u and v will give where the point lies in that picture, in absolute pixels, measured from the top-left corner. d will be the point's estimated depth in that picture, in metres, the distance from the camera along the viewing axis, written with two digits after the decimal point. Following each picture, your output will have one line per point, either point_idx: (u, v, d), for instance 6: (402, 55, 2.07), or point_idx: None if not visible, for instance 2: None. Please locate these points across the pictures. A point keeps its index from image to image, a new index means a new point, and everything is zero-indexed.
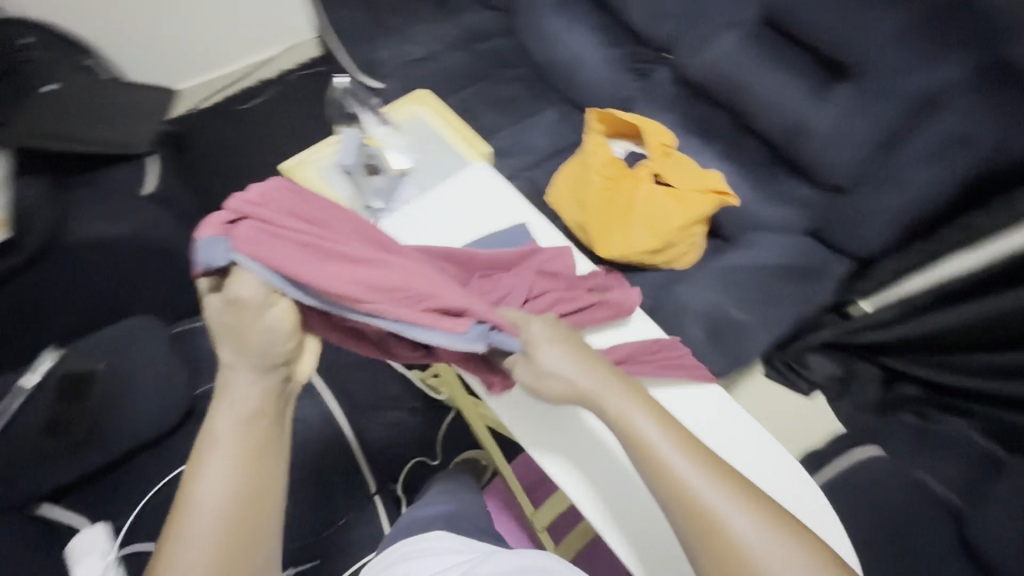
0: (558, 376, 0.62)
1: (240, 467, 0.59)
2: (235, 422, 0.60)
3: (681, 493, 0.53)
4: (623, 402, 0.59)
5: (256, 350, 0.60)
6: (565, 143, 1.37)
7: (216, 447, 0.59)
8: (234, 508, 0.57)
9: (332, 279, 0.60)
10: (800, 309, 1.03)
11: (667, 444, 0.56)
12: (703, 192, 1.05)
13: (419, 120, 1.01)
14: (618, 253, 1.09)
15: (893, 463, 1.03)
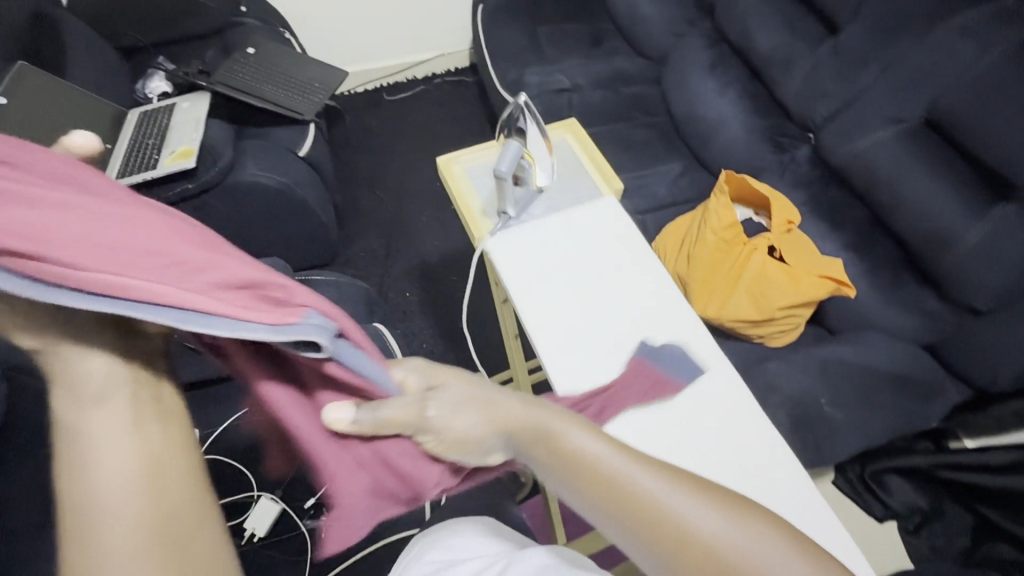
0: (459, 415, 0.51)
1: (132, 443, 0.39)
2: (82, 402, 0.39)
3: (636, 510, 0.46)
4: (556, 418, 0.51)
5: (70, 324, 0.41)
6: (683, 197, 1.38)
7: (73, 465, 0.38)
8: (146, 497, 0.38)
9: (113, 253, 0.38)
10: (900, 423, 0.97)
11: (616, 458, 0.49)
12: (820, 277, 1.02)
13: (566, 149, 1.08)
14: (714, 315, 1.09)
15: None
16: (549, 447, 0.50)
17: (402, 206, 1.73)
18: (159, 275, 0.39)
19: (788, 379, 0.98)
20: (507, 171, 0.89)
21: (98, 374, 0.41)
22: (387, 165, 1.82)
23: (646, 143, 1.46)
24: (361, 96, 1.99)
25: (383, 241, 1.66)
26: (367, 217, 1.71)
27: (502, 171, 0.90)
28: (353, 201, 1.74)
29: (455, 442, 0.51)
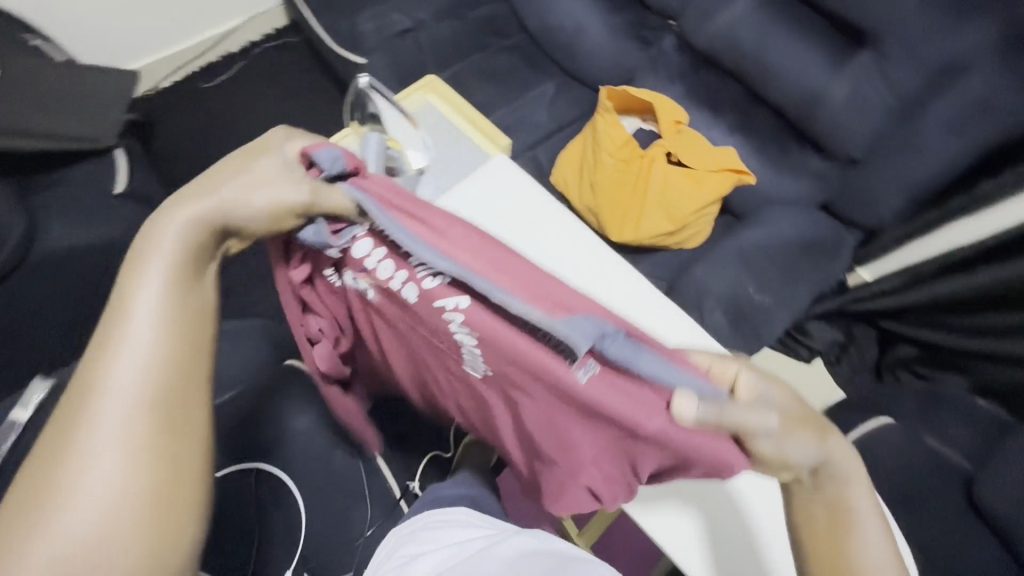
0: (785, 438, 0.47)
1: (168, 320, 0.44)
2: (164, 267, 0.45)
3: (848, 551, 0.49)
4: (851, 480, 0.51)
5: (235, 199, 0.48)
6: (566, 119, 1.31)
7: (113, 339, 0.42)
8: (158, 376, 0.42)
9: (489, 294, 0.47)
10: (816, 285, 1.03)
11: (871, 531, 0.50)
12: (719, 169, 1.02)
13: (433, 112, 0.95)
14: (631, 237, 1.06)
15: (903, 430, 1.07)
16: (841, 500, 0.50)
17: None
18: (483, 264, 0.49)
19: (716, 278, 1.00)
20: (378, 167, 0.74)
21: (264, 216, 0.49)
22: None
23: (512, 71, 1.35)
24: (171, 93, 1.65)
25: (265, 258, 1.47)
26: None
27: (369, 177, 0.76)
28: None
29: (778, 460, 0.48)
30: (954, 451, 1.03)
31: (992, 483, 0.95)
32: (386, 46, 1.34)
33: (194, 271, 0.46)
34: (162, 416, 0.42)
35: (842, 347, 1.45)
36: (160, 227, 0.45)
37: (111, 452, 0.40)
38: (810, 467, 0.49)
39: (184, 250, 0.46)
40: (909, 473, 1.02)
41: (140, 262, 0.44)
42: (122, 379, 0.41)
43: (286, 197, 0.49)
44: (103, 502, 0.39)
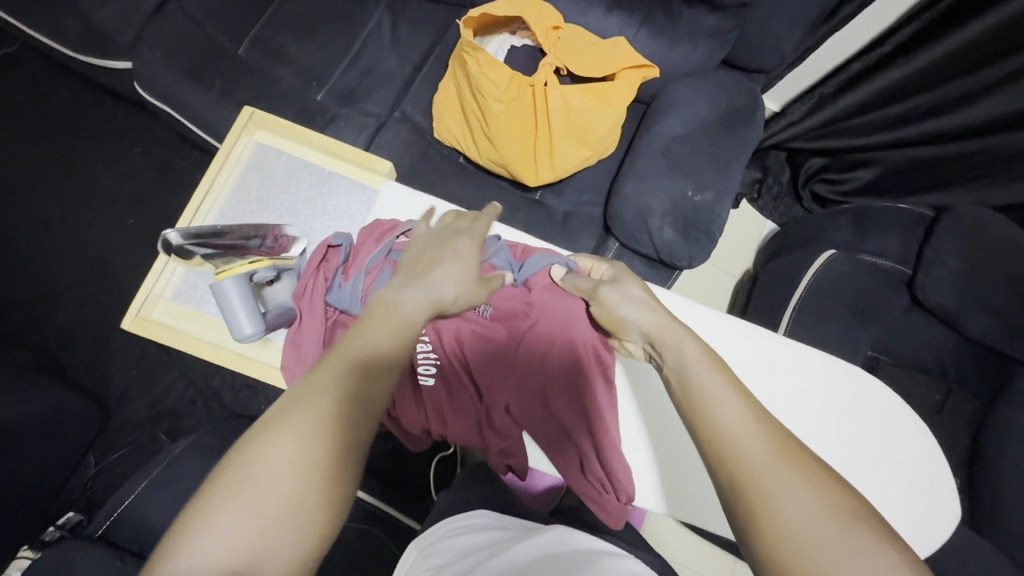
0: (630, 307, 0.63)
1: (372, 371, 0.49)
2: (389, 336, 0.53)
3: (691, 416, 0.52)
4: (704, 367, 0.54)
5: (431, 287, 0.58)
6: (418, 55, 1.07)
7: (339, 363, 0.49)
8: (345, 413, 0.46)
9: None
10: (745, 154, 0.97)
11: (719, 388, 0.52)
12: (620, 70, 0.88)
13: (282, 157, 0.80)
14: (552, 179, 0.93)
15: (846, 256, 1.12)
16: (679, 359, 0.56)
17: (123, 289, 1.23)
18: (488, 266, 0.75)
19: (652, 194, 0.93)
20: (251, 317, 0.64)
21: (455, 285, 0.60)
22: (52, 256, 1.24)
23: (326, 18, 1.06)
24: None
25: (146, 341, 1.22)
26: (98, 337, 1.21)
27: (260, 332, 0.65)
28: (58, 334, 1.20)
29: (611, 317, 0.65)
30: (890, 259, 1.12)
31: (932, 276, 1.05)
32: (146, 39, 0.99)
33: (407, 350, 0.53)
34: (336, 465, 0.44)
35: (761, 182, 1.51)
36: (377, 306, 0.55)
37: (287, 479, 0.42)
38: (640, 329, 0.62)
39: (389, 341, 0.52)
40: (863, 293, 1.10)
41: (372, 323, 0.53)
42: (320, 410, 0.45)
43: (466, 294, 0.61)
44: (267, 516, 0.41)
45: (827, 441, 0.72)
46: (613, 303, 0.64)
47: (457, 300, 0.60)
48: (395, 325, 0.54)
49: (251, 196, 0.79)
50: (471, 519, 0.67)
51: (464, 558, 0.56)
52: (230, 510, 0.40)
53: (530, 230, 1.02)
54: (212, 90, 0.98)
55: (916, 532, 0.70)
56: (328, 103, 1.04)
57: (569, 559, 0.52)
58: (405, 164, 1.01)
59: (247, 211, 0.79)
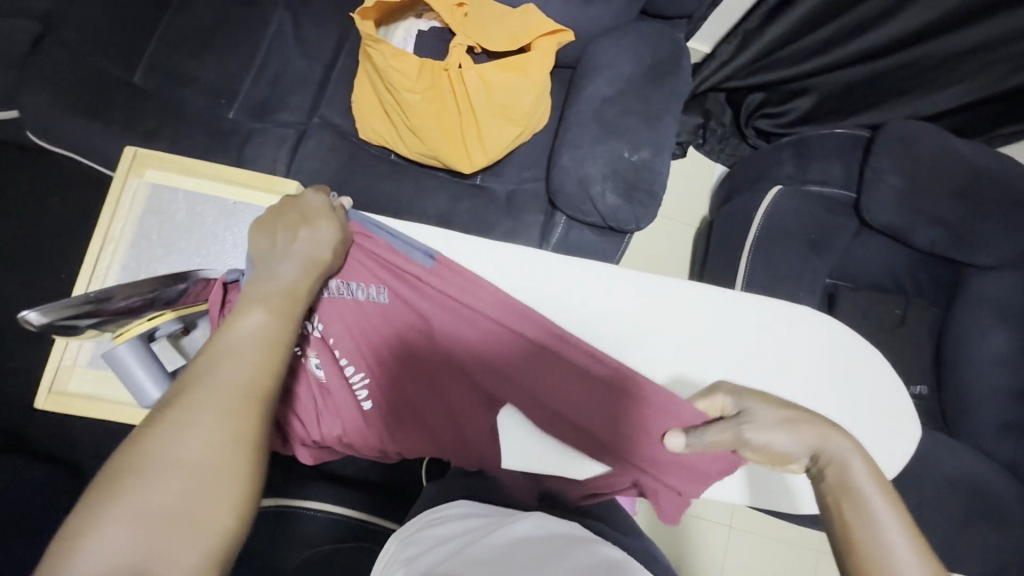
0: (782, 437, 0.54)
1: (259, 348, 0.47)
2: (269, 314, 0.49)
3: (846, 529, 0.48)
4: (877, 496, 0.48)
5: (305, 254, 0.55)
6: (327, 53, 1.02)
7: (219, 348, 0.46)
8: (235, 394, 0.43)
9: (382, 272, 0.64)
10: (677, 105, 0.96)
11: (887, 514, 0.47)
12: (534, 39, 0.84)
13: (179, 194, 0.76)
14: (482, 161, 0.89)
15: (793, 189, 1.12)
16: (842, 480, 0.50)
17: None
18: (386, 264, 0.63)
19: (590, 161, 0.90)
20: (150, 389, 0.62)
21: (327, 247, 0.56)
22: None
23: (223, 30, 1.00)
24: None
25: None
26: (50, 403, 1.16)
27: (167, 394, 0.63)
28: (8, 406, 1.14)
29: (772, 457, 0.55)
30: (835, 186, 1.12)
31: (877, 198, 1.06)
32: (27, 81, 0.91)
33: (292, 324, 0.50)
34: (228, 452, 0.41)
35: (704, 127, 1.49)
36: (246, 291, 0.51)
37: (179, 471, 0.39)
38: (802, 451, 0.54)
39: (270, 320, 0.49)
40: (814, 222, 1.11)
41: (249, 304, 0.50)
42: (205, 397, 0.42)
43: (337, 252, 0.58)
44: (167, 510, 0.37)
45: (794, 382, 0.73)
46: (762, 440, 0.54)
47: (334, 256, 0.57)
48: (273, 300, 0.51)
49: (153, 240, 0.74)
50: (448, 508, 0.64)
51: (442, 549, 0.53)
52: (115, 517, 0.36)
53: (474, 217, 0.99)
54: (112, 125, 0.91)
55: (884, 453, 0.73)
56: (242, 119, 0.99)
57: (551, 545, 0.51)
58: (332, 169, 0.97)
59: (150, 257, 0.74)
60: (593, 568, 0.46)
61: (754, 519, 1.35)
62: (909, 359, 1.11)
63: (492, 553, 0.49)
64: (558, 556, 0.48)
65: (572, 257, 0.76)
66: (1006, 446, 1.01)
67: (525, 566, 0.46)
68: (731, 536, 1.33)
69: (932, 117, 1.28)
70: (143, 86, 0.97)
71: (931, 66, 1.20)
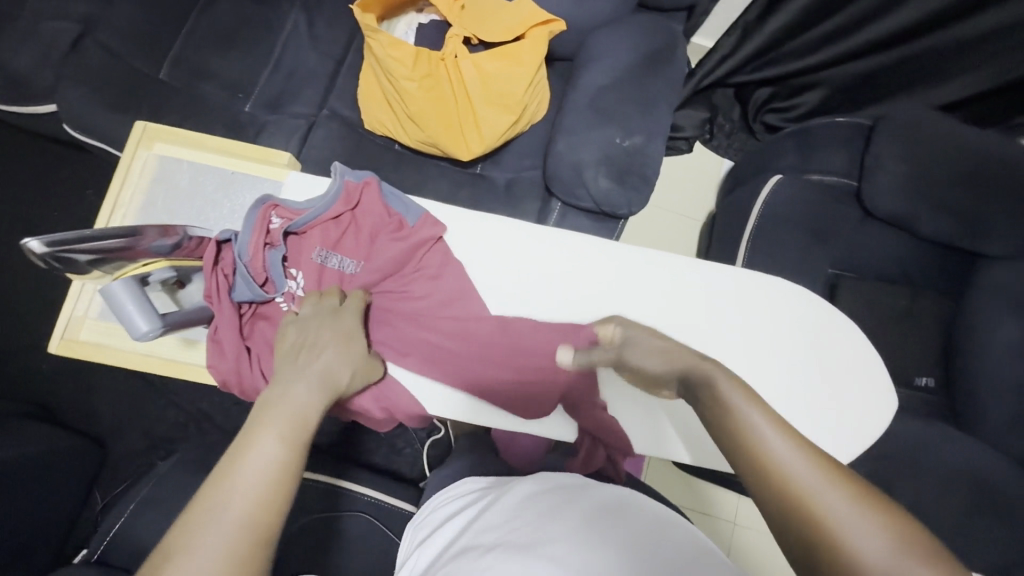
0: (654, 360, 0.61)
1: (269, 477, 0.46)
2: (284, 435, 0.49)
3: (742, 453, 0.46)
4: (742, 415, 0.47)
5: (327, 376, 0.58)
6: (338, 49, 1.08)
7: (230, 471, 0.45)
8: (239, 528, 0.42)
9: (375, 238, 0.75)
10: (672, 93, 0.97)
11: (762, 424, 0.46)
12: (528, 30, 0.87)
13: (184, 165, 0.82)
14: (480, 148, 0.92)
15: (793, 178, 1.12)
16: (711, 395, 0.52)
17: None
18: (383, 228, 0.75)
19: (583, 147, 0.93)
20: (145, 321, 0.61)
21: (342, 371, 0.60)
22: (23, 306, 1.25)
23: (242, 30, 1.07)
24: None
25: (126, 373, 1.24)
26: (79, 379, 1.23)
27: (157, 328, 0.62)
28: (44, 381, 1.23)
29: (647, 377, 0.63)
30: (837, 174, 1.11)
31: (877, 185, 1.05)
32: (65, 79, 1.00)
33: (302, 450, 0.49)
34: (263, 521, 0.44)
35: (711, 122, 1.49)
36: (264, 413, 0.51)
37: None
38: (671, 377, 0.59)
39: (282, 449, 0.48)
40: (815, 211, 1.10)
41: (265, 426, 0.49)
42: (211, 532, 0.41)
43: (351, 372, 0.61)
44: None
45: (773, 354, 0.76)
46: (632, 358, 0.65)
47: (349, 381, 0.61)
48: (291, 423, 0.50)
49: (159, 207, 0.80)
50: (459, 486, 0.70)
51: (464, 516, 0.61)
52: None
53: (474, 203, 1.03)
54: (140, 115, 0.99)
55: (863, 425, 0.74)
56: (256, 112, 1.05)
57: (551, 502, 0.57)
58: (338, 158, 1.01)
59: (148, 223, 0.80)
60: (608, 499, 0.57)
61: (760, 517, 1.32)
62: (916, 350, 1.09)
63: (497, 516, 0.57)
64: (575, 494, 0.58)
65: (560, 233, 0.80)
66: (1015, 439, 0.98)
67: (546, 510, 0.55)
68: (736, 532, 1.31)
69: (947, 108, 1.25)
70: (168, 81, 1.05)
71: (941, 55, 1.19)
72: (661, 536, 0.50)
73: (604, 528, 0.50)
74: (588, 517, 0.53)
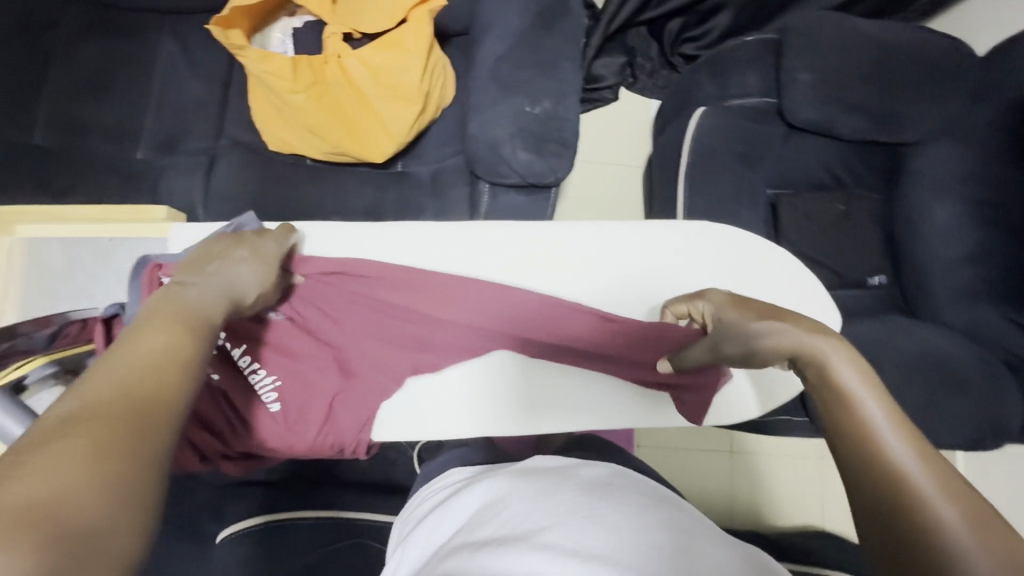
0: (762, 332, 0.58)
1: (152, 356, 0.40)
2: (166, 326, 0.44)
3: (843, 425, 0.47)
4: (850, 380, 0.49)
5: (231, 285, 0.55)
6: (220, 72, 1.01)
7: (117, 355, 0.40)
8: (130, 394, 0.37)
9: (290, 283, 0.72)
10: (575, 48, 0.93)
11: (868, 401, 0.47)
12: (408, 12, 0.82)
13: (52, 241, 0.77)
14: (394, 147, 0.87)
15: (716, 107, 1.10)
16: (819, 370, 0.52)
17: None
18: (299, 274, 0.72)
19: (495, 123, 0.89)
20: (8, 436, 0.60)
21: (245, 274, 0.58)
22: None
23: (114, 72, 0.99)
24: None
25: None
26: None
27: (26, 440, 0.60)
28: None
29: (749, 359, 0.61)
30: (755, 95, 1.10)
31: (796, 97, 1.04)
32: None
33: (201, 334, 0.45)
34: (156, 384, 0.38)
35: (631, 65, 1.45)
36: (156, 306, 0.46)
37: (63, 472, 0.31)
38: (779, 356, 0.57)
39: (166, 332, 0.43)
40: (743, 135, 1.09)
41: (145, 321, 0.44)
42: (96, 402, 0.35)
43: (261, 282, 0.59)
44: (37, 516, 0.28)
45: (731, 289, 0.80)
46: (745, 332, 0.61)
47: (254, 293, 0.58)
48: (177, 312, 0.46)
49: (37, 293, 0.76)
50: (446, 477, 0.68)
51: (445, 509, 0.56)
52: None
53: (401, 202, 0.99)
54: (20, 186, 0.91)
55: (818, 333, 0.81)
56: (152, 156, 0.98)
57: (551, 478, 0.53)
58: (249, 187, 0.96)
59: (42, 304, 0.76)
60: (603, 475, 0.53)
61: (753, 441, 1.35)
62: (861, 250, 1.11)
63: (494, 501, 0.51)
64: (564, 474, 0.54)
65: (501, 225, 0.81)
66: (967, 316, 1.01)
67: (531, 490, 0.50)
68: (734, 461, 1.34)
69: (850, 5, 1.26)
70: (42, 143, 0.96)
71: None
72: (647, 511, 0.45)
73: (592, 502, 0.46)
74: (584, 496, 0.47)
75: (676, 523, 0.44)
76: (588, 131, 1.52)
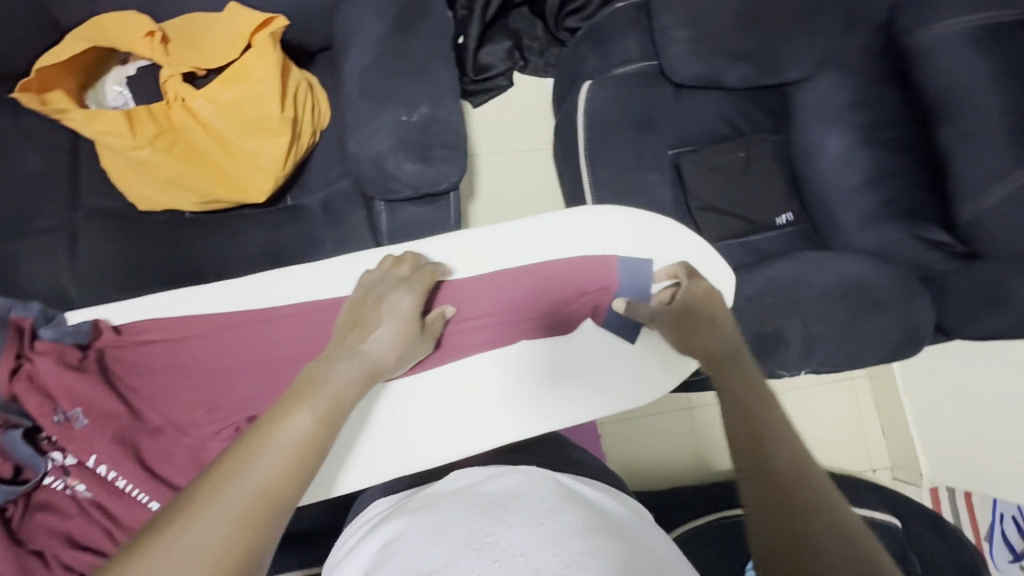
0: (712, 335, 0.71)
1: (290, 453, 0.47)
2: (315, 414, 0.51)
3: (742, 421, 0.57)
4: (750, 390, 0.61)
5: (382, 348, 0.64)
6: (63, 139, 0.91)
7: (264, 438, 0.47)
8: (260, 494, 0.44)
9: (141, 371, 0.71)
10: (443, 44, 0.90)
11: (765, 410, 0.57)
12: (251, 38, 0.76)
13: None
14: (270, 182, 0.82)
15: (602, 79, 1.09)
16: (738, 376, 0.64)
17: None
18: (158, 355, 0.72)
19: (375, 138, 0.85)
20: None
21: (389, 332, 0.65)
22: None
23: None
24: None
25: None
26: None
27: None
28: None
29: (679, 329, 0.74)
30: (636, 61, 1.10)
31: (675, 56, 1.04)
32: None
33: (332, 430, 0.52)
34: (282, 486, 0.45)
35: (519, 48, 1.42)
36: (311, 379, 0.55)
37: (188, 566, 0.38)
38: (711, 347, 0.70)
39: (312, 422, 0.50)
40: (633, 103, 1.09)
41: (303, 399, 0.52)
42: (236, 498, 0.42)
43: (399, 352, 0.66)
44: None
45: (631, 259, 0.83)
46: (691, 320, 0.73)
47: (390, 361, 0.65)
48: (322, 403, 0.53)
49: None
50: (369, 511, 0.65)
51: (360, 546, 0.53)
52: None
53: (297, 238, 0.93)
54: None
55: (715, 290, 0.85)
56: None
57: (464, 497, 0.51)
58: (123, 256, 0.88)
59: None
60: (511, 488, 0.51)
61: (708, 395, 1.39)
62: (765, 192, 1.14)
63: (404, 534, 0.48)
64: (478, 490, 0.52)
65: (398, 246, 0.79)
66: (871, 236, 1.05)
67: (432, 522, 0.48)
68: (692, 417, 1.37)
69: None
70: None
71: None
72: (545, 519, 0.44)
73: (489, 526, 0.44)
74: (489, 518, 0.45)
75: (584, 529, 0.44)
76: (492, 120, 1.49)
